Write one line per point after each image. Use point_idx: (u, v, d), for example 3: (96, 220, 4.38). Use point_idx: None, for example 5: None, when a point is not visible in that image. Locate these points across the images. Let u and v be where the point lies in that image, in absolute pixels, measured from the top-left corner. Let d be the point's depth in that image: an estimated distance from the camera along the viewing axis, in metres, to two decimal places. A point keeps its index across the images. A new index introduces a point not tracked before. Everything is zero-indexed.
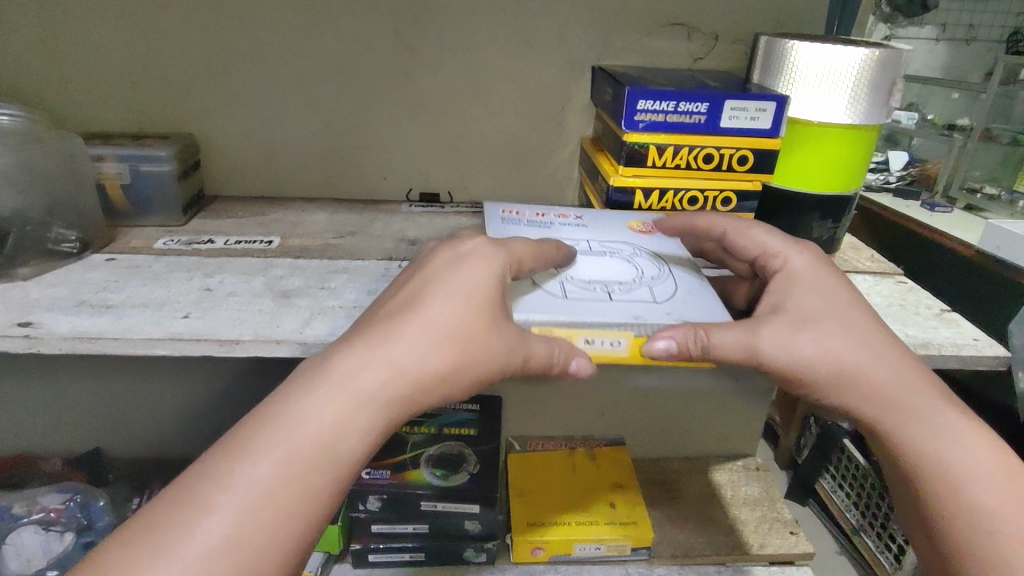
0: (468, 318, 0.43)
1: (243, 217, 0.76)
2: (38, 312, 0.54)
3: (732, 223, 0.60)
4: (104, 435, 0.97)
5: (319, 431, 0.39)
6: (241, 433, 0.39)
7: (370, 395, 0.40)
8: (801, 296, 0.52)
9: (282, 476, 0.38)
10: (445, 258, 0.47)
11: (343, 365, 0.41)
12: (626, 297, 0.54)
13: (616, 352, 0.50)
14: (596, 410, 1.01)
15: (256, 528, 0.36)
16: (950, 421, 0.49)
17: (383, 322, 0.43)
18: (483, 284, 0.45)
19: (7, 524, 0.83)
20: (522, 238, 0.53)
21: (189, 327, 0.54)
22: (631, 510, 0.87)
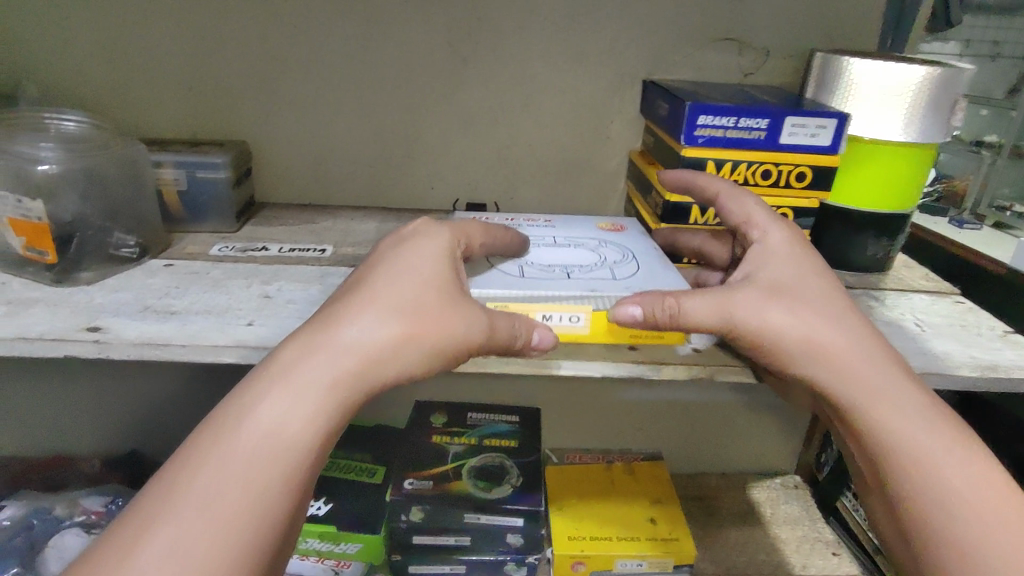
0: (418, 294, 0.45)
1: (294, 224, 0.77)
2: (105, 317, 0.54)
3: (727, 186, 0.60)
4: (143, 438, 0.97)
5: (276, 418, 0.42)
6: (219, 420, 0.42)
7: (324, 376, 0.42)
8: (769, 274, 0.54)
9: (241, 467, 0.40)
10: (392, 240, 0.50)
11: (298, 344, 0.44)
12: (584, 277, 0.59)
13: (577, 327, 0.55)
14: (633, 422, 1.01)
15: (220, 517, 0.39)
16: (922, 411, 0.50)
17: (337, 304, 0.45)
18: (430, 264, 0.47)
19: (49, 527, 0.82)
20: (476, 222, 0.57)
21: (253, 334, 0.54)
22: (673, 527, 0.86)
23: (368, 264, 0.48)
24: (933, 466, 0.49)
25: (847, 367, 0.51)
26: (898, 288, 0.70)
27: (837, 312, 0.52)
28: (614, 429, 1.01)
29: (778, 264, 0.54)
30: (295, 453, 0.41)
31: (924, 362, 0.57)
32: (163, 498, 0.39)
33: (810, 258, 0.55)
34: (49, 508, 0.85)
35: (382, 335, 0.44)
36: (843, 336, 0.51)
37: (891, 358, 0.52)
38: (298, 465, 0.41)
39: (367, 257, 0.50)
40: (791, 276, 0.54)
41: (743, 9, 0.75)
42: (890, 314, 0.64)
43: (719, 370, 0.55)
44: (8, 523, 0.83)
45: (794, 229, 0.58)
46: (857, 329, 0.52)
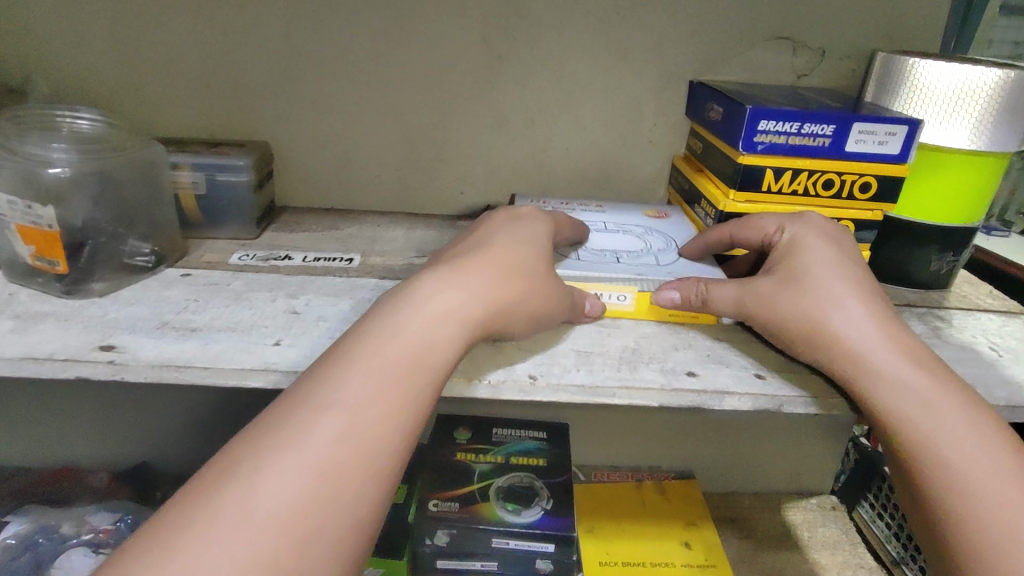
0: (531, 259, 0.52)
1: (318, 230, 0.72)
2: (120, 334, 0.50)
3: (734, 224, 0.59)
4: (154, 450, 0.93)
5: (408, 351, 0.43)
6: (336, 361, 0.42)
7: (456, 314, 0.46)
8: (788, 261, 0.53)
9: (360, 400, 0.40)
10: (503, 217, 0.57)
11: (425, 289, 0.47)
12: (631, 262, 0.61)
13: (622, 306, 0.58)
14: (665, 439, 0.96)
15: (349, 444, 0.39)
16: (948, 410, 0.46)
17: (457, 261, 0.50)
18: (536, 240, 0.54)
19: (56, 546, 0.78)
20: (564, 214, 0.63)
21: (282, 356, 0.49)
22: (709, 552, 0.81)
23: (479, 235, 0.54)
24: (975, 450, 0.44)
25: (873, 349, 0.48)
26: (964, 307, 0.65)
27: (860, 295, 0.51)
28: (644, 446, 0.97)
29: (801, 250, 0.53)
30: (413, 391, 0.42)
31: (1009, 392, 0.52)
32: (264, 452, 0.37)
33: (834, 245, 0.54)
34: (55, 525, 0.80)
35: (503, 286, 0.49)
36: (868, 318, 0.50)
37: (916, 352, 0.48)
38: (417, 397, 0.42)
39: (470, 232, 0.56)
40: (809, 262, 0.52)
41: (799, 6, 0.71)
42: (962, 337, 0.60)
43: (786, 400, 0.50)
44: (12, 542, 0.78)
45: (813, 219, 0.57)
46: (882, 314, 0.50)
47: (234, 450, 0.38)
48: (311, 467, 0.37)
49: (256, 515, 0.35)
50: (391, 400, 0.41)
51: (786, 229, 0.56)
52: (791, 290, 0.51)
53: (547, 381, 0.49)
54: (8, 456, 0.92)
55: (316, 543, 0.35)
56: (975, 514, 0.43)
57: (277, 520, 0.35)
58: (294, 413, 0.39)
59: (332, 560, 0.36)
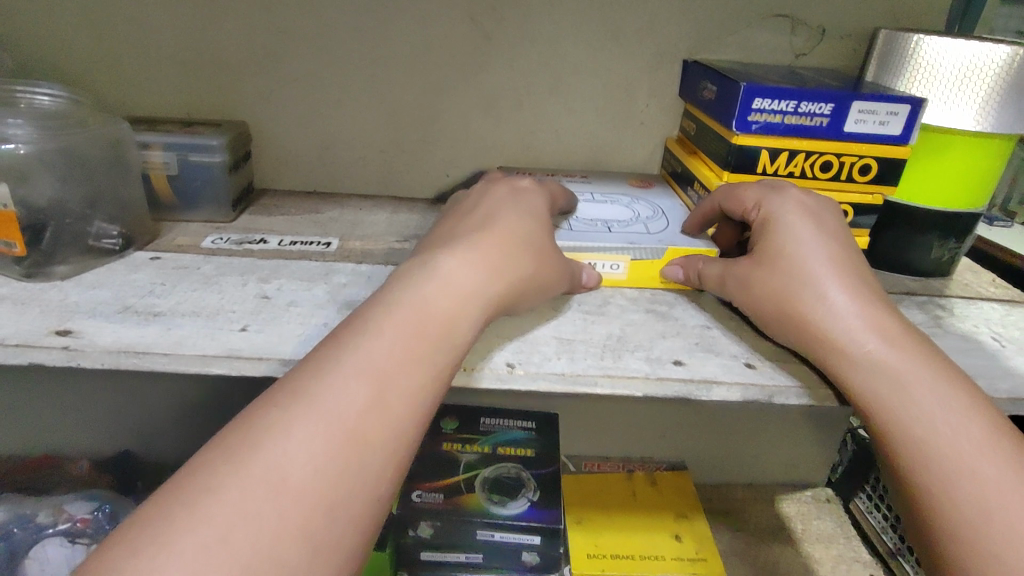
0: (539, 237, 0.50)
1: (297, 214, 0.70)
2: (78, 319, 0.48)
3: (720, 191, 0.57)
4: (135, 438, 0.91)
5: (432, 321, 0.41)
6: (355, 327, 0.40)
7: (481, 289, 0.44)
8: (767, 241, 0.51)
9: (387, 370, 0.38)
10: (505, 190, 0.54)
11: (449, 262, 0.45)
12: (623, 230, 0.60)
13: (616, 275, 0.58)
14: (657, 429, 0.94)
15: (375, 414, 0.36)
16: (943, 399, 0.43)
17: (471, 238, 0.47)
18: (541, 214, 0.53)
19: (30, 536, 0.75)
20: (556, 184, 0.62)
21: (247, 343, 0.47)
22: (699, 544, 0.79)
23: (489, 207, 0.52)
24: (951, 440, 0.42)
25: (841, 332, 0.46)
26: (966, 295, 0.63)
27: (834, 274, 0.48)
28: (637, 436, 0.95)
29: (772, 230, 0.51)
30: (437, 362, 0.40)
31: (1013, 383, 0.50)
32: (283, 418, 0.35)
33: (814, 222, 0.52)
34: (31, 515, 0.77)
35: (519, 266, 0.47)
36: (843, 298, 0.47)
37: (910, 340, 0.46)
38: (440, 369, 0.40)
39: (471, 203, 0.54)
40: (784, 242, 0.50)
41: None
42: (963, 326, 0.57)
43: (778, 391, 0.47)
44: None
45: (799, 193, 0.54)
46: (861, 292, 0.48)
47: (254, 418, 0.35)
48: (340, 436, 0.35)
49: (284, 486, 0.32)
50: (417, 372, 0.39)
51: (762, 206, 0.53)
52: (769, 271, 0.50)
53: (526, 369, 0.47)
54: None
55: (339, 516, 0.33)
56: (948, 502, 0.41)
57: (305, 493, 0.33)
58: (309, 379, 0.37)
59: (356, 536, 0.34)
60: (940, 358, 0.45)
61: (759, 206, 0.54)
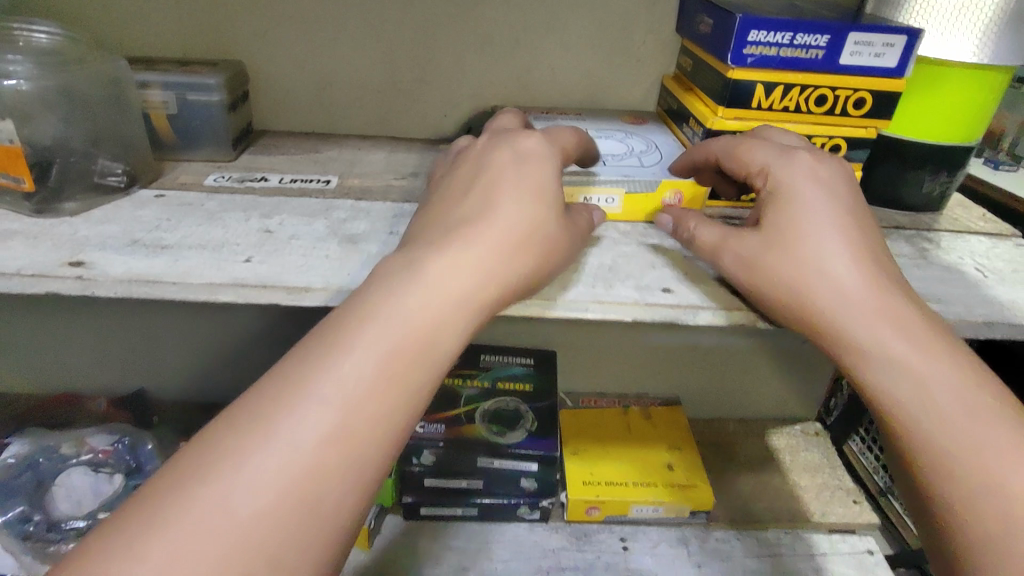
0: (538, 226, 0.46)
1: (296, 153, 0.71)
2: (90, 252, 0.50)
3: (726, 144, 0.54)
4: (149, 376, 0.94)
5: (408, 332, 0.40)
6: (327, 338, 0.39)
7: (465, 296, 0.42)
8: (769, 217, 0.49)
9: (354, 388, 0.37)
10: (507, 158, 0.49)
11: (435, 266, 0.42)
12: (617, 163, 0.61)
13: (611, 208, 0.59)
14: (652, 367, 0.97)
15: (337, 438, 0.36)
16: (938, 399, 0.43)
17: (458, 238, 0.44)
18: (542, 184, 0.48)
19: (56, 465, 0.79)
20: (567, 129, 0.55)
21: (252, 272, 0.49)
22: (690, 471, 0.83)
23: (489, 176, 0.48)
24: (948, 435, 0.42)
25: (835, 309, 0.46)
26: (953, 229, 0.64)
27: (840, 247, 0.47)
28: (632, 373, 0.98)
29: (777, 201, 0.49)
30: (415, 375, 0.39)
31: (991, 309, 0.52)
32: (241, 441, 0.35)
33: (828, 193, 0.49)
34: (55, 446, 0.81)
35: (511, 266, 0.45)
36: (845, 275, 0.46)
37: (914, 331, 0.44)
38: (417, 383, 0.39)
39: (469, 168, 0.49)
40: (790, 225, 0.48)
41: None
42: (948, 258, 0.58)
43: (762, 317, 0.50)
44: (13, 461, 0.78)
45: (814, 165, 0.51)
46: (873, 269, 0.46)
47: (212, 439, 0.35)
48: (298, 458, 0.35)
49: (234, 515, 0.33)
50: (386, 402, 0.38)
51: (769, 173, 0.51)
52: (771, 251, 0.48)
53: None
54: (8, 383, 0.94)
55: (294, 540, 0.34)
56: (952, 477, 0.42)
57: (259, 521, 0.33)
58: (277, 397, 0.37)
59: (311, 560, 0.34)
60: (943, 351, 0.44)
61: (767, 179, 0.51)
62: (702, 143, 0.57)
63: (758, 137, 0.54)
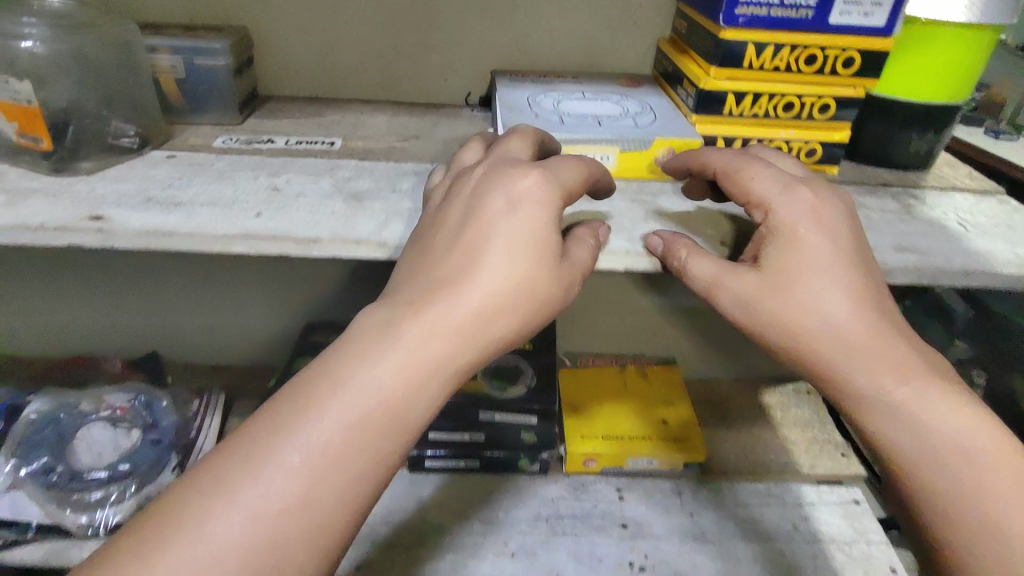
0: (526, 284, 0.44)
1: (301, 117, 0.73)
2: (108, 207, 0.52)
3: (726, 162, 0.54)
4: (162, 339, 0.97)
5: (379, 401, 0.40)
6: (298, 399, 0.40)
7: (440, 361, 0.42)
8: (770, 254, 0.49)
9: (320, 455, 0.39)
10: (499, 205, 0.46)
11: (411, 330, 0.42)
12: (612, 124, 0.62)
13: (605, 166, 0.62)
14: (649, 328, 1.00)
15: (298, 505, 0.38)
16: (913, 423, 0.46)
17: (436, 302, 0.43)
18: (534, 236, 0.45)
19: (76, 420, 0.83)
20: (572, 161, 0.50)
21: (262, 224, 0.51)
22: (683, 426, 0.86)
23: (478, 225, 0.45)
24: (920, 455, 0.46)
25: (822, 344, 0.48)
26: (939, 186, 0.66)
27: (829, 289, 0.47)
28: (630, 334, 1.01)
29: (778, 240, 0.49)
30: (387, 439, 0.40)
31: (970, 258, 0.54)
32: (208, 501, 0.37)
33: (831, 234, 0.49)
34: (75, 403, 0.84)
35: (491, 329, 0.43)
36: (838, 310, 0.47)
37: (897, 363, 0.47)
38: (388, 447, 0.40)
39: (461, 208, 0.47)
40: (791, 262, 0.48)
41: None
42: (931, 213, 0.60)
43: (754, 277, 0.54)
44: (34, 417, 0.82)
45: (819, 196, 0.50)
46: (867, 301, 0.48)
47: (181, 496, 0.38)
48: (258, 521, 0.37)
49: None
50: (357, 466, 0.39)
51: (770, 211, 0.50)
52: (767, 293, 0.49)
53: None
54: (26, 345, 0.97)
55: None
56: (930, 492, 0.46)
57: None
58: (250, 458, 0.38)
59: None
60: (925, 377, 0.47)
61: (767, 215, 0.51)
62: (703, 153, 0.56)
63: (762, 159, 0.53)
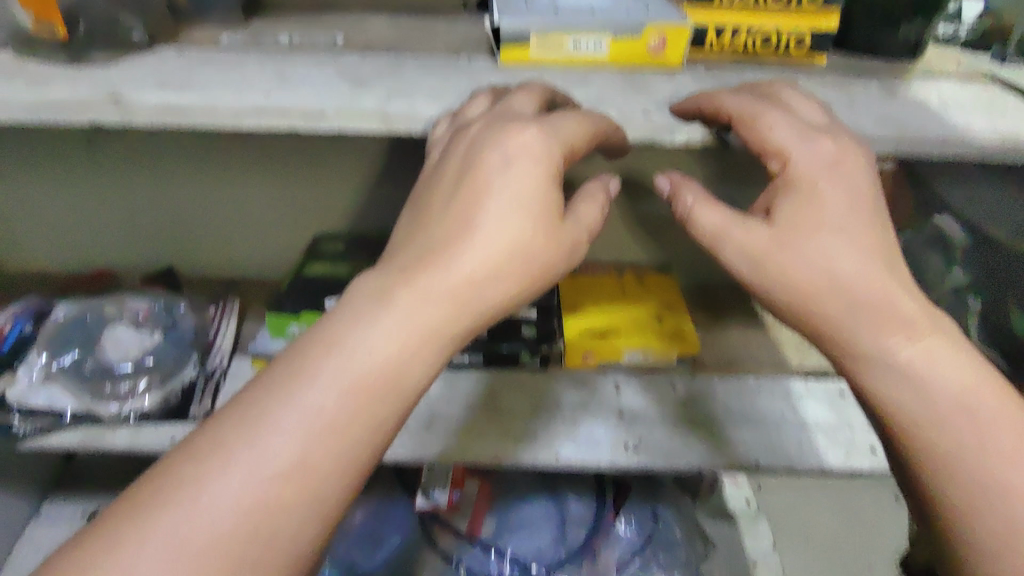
0: (516, 253, 0.47)
1: (303, 20, 0.74)
2: (125, 87, 0.55)
3: (743, 106, 0.54)
4: (176, 255, 1.01)
5: (374, 365, 0.43)
6: (299, 362, 0.43)
7: (433, 328, 0.45)
8: (784, 208, 0.51)
9: (318, 419, 0.42)
10: (494, 162, 0.48)
11: (406, 298, 0.45)
12: (607, 9, 0.64)
13: (598, 54, 0.63)
14: (646, 237, 1.03)
15: (297, 466, 0.41)
16: (913, 387, 0.46)
17: (429, 272, 0.46)
18: (524, 203, 0.47)
19: (101, 321, 0.88)
20: (572, 116, 0.52)
21: (271, 100, 0.54)
22: (675, 324, 0.91)
23: (474, 187, 0.48)
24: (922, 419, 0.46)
25: (825, 302, 0.49)
26: (926, 72, 0.68)
27: (841, 249, 0.49)
28: (627, 244, 1.04)
29: (792, 193, 0.51)
30: (383, 404, 0.44)
31: (945, 129, 0.56)
32: (212, 462, 0.41)
33: (845, 184, 0.51)
34: (100, 306, 0.90)
35: (483, 296, 0.47)
36: (848, 265, 0.48)
37: (902, 324, 0.47)
38: (384, 410, 0.44)
39: (456, 169, 0.50)
40: (801, 212, 0.50)
41: None
42: (914, 94, 0.63)
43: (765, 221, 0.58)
44: (62, 318, 0.87)
45: (832, 147, 0.52)
46: (877, 260, 0.49)
47: (186, 461, 0.41)
48: (258, 482, 0.40)
49: (189, 535, 0.39)
50: (352, 430, 0.42)
51: (787, 160, 0.52)
52: (778, 249, 0.50)
53: None
54: (46, 262, 1.01)
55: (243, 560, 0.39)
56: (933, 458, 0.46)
57: (217, 539, 0.39)
58: (248, 425, 0.42)
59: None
60: (934, 340, 0.47)
61: (785, 166, 0.52)
62: (711, 97, 0.56)
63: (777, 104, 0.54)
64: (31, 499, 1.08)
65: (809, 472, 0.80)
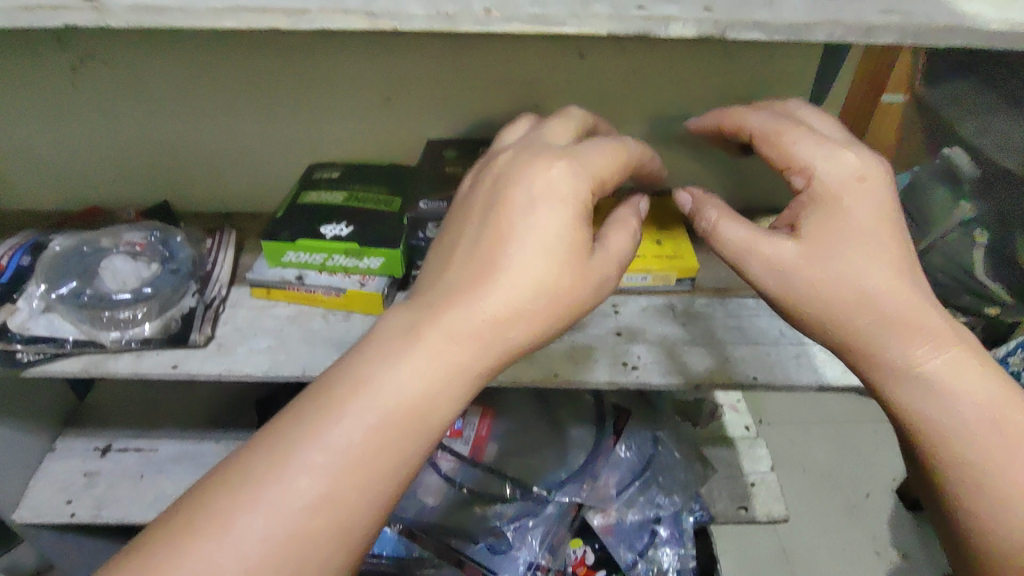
0: (534, 290, 0.52)
1: None
2: None
3: (760, 127, 0.61)
4: (171, 188, 1.01)
5: (409, 395, 0.48)
6: (339, 392, 0.48)
7: (461, 362, 0.50)
8: (806, 224, 0.56)
9: (358, 445, 0.47)
10: (522, 201, 0.53)
11: (436, 333, 0.50)
12: None
13: None
14: None
15: (339, 488, 0.46)
16: (922, 391, 0.53)
17: (459, 308, 0.51)
18: (551, 241, 0.52)
19: (98, 253, 0.88)
20: (602, 148, 0.57)
21: None
22: (676, 245, 0.89)
23: (506, 222, 0.53)
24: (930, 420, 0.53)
25: (839, 312, 0.55)
26: None
27: (860, 263, 0.54)
28: None
29: (814, 207, 0.56)
30: (415, 433, 0.48)
31: (953, 17, 0.54)
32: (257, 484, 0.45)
33: (869, 201, 0.55)
34: (94, 239, 0.89)
35: (504, 329, 0.52)
36: (870, 280, 0.54)
37: (915, 331, 0.53)
38: (419, 437, 0.49)
39: (487, 206, 0.55)
40: (818, 226, 0.56)
41: None
42: None
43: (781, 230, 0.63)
44: (59, 251, 0.87)
45: (855, 164, 0.56)
46: (896, 276, 0.54)
47: (231, 481, 0.46)
48: (300, 503, 0.45)
49: (235, 549, 0.43)
50: (388, 455, 0.47)
51: (810, 177, 0.57)
52: (804, 264, 0.56)
53: (501, 13, 0.53)
54: (42, 197, 1.00)
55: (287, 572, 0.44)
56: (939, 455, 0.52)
57: (260, 554, 0.44)
58: (290, 453, 0.46)
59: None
60: (944, 348, 0.53)
61: (810, 181, 0.57)
62: (738, 115, 0.64)
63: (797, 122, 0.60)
64: (49, 432, 1.11)
65: (805, 390, 0.80)
